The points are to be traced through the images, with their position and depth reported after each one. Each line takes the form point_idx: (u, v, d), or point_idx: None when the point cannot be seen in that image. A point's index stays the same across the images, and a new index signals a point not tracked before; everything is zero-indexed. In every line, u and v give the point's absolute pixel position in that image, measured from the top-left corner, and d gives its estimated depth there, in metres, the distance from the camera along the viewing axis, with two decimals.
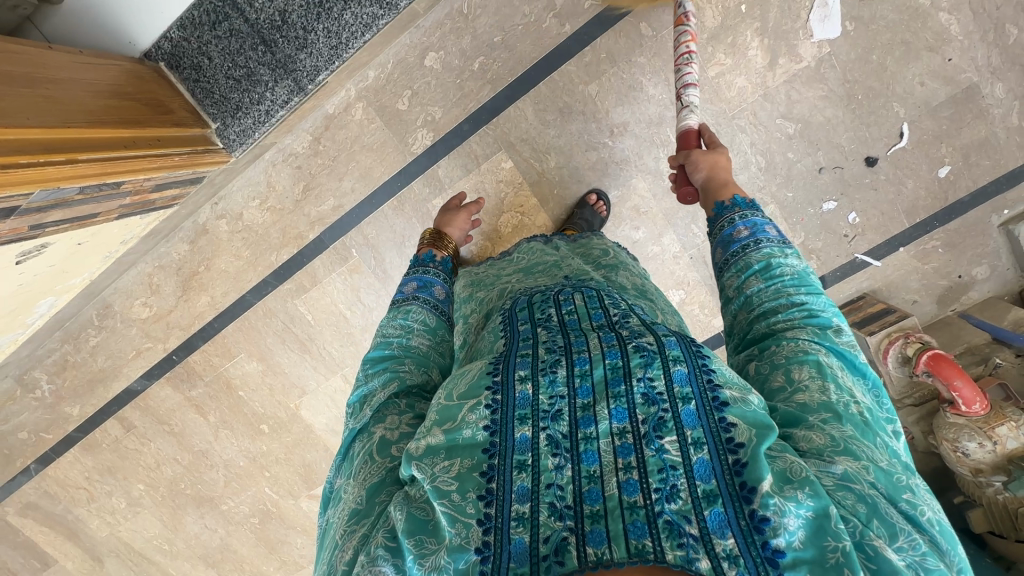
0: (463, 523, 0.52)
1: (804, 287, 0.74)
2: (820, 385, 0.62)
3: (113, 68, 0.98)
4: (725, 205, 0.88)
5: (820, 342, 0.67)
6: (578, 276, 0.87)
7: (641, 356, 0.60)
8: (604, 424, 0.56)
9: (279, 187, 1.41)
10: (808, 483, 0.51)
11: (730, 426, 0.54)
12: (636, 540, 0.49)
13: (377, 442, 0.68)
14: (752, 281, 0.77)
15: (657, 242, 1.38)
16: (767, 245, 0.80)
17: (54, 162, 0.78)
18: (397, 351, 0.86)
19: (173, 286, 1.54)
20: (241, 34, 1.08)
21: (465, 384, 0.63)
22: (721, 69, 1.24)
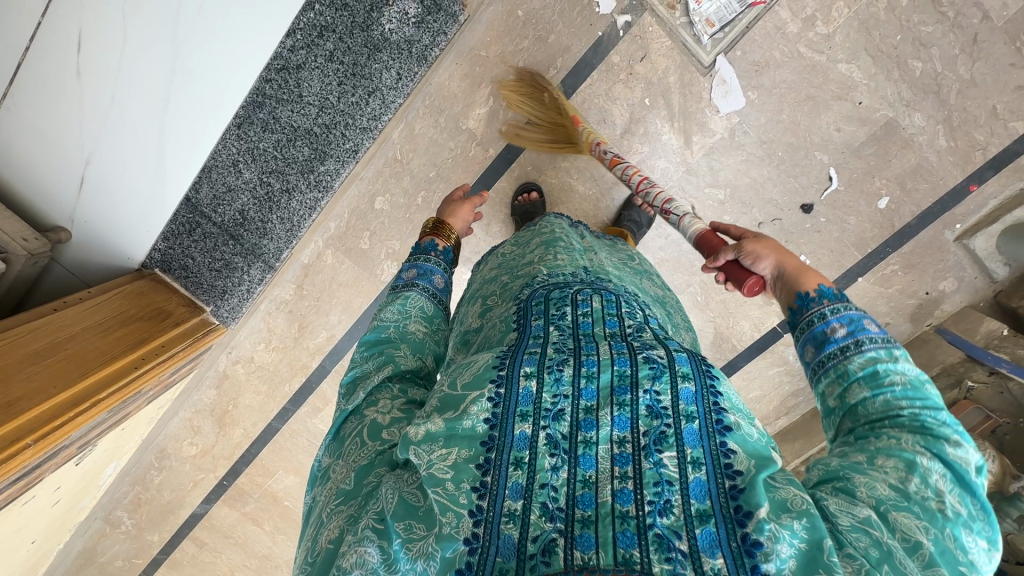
0: (455, 513, 0.50)
1: (917, 399, 0.55)
2: (895, 476, 0.50)
3: (118, 295, 1.18)
4: (807, 296, 0.67)
5: (926, 446, 0.51)
6: (597, 279, 0.82)
7: (651, 366, 0.57)
8: (605, 430, 0.53)
9: (278, 329, 1.59)
10: (807, 513, 0.47)
11: (731, 453, 0.51)
12: (624, 549, 0.47)
13: (369, 428, 0.62)
14: (855, 390, 0.58)
15: None
16: (872, 348, 0.59)
17: (82, 411, 0.97)
18: (394, 336, 0.75)
19: (211, 424, 1.76)
20: (212, 235, 1.27)
21: (470, 373, 0.60)
22: (640, 157, 1.32)
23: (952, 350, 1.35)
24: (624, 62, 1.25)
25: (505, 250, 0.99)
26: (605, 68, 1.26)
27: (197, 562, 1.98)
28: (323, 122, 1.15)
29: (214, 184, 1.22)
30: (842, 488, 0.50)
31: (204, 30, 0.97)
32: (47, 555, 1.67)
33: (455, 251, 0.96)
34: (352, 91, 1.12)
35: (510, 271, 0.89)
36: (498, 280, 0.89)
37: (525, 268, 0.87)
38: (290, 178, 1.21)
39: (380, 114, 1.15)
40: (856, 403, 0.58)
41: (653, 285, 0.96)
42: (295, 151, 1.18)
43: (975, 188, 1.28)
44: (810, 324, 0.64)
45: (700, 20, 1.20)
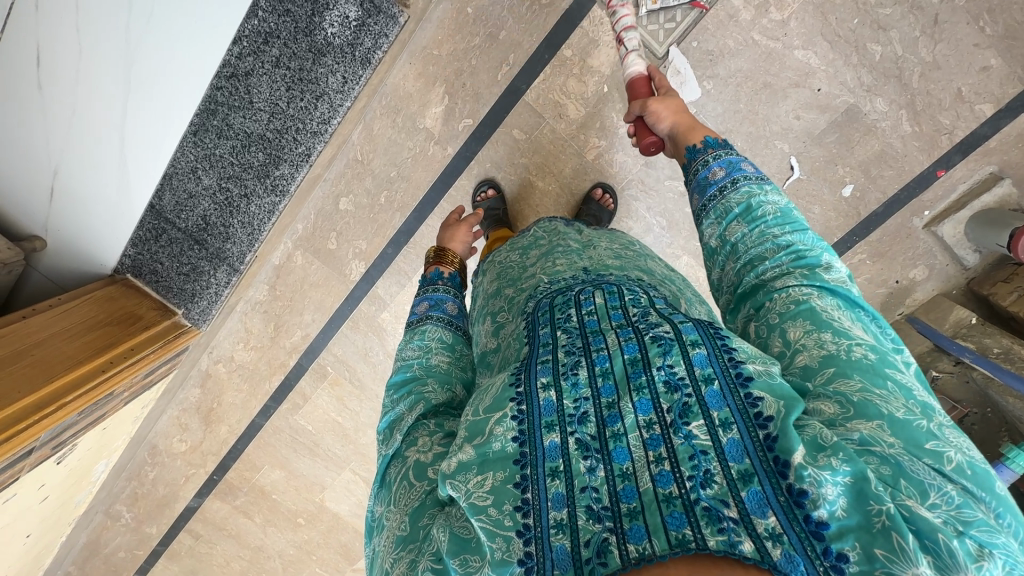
0: (503, 537, 0.46)
1: (786, 225, 0.67)
2: (818, 340, 0.55)
3: (87, 301, 1.23)
4: (696, 148, 0.80)
5: (811, 280, 0.61)
6: (599, 273, 0.76)
7: (660, 344, 0.53)
8: (630, 418, 0.49)
9: (255, 329, 1.63)
10: (841, 447, 0.44)
11: (757, 401, 0.48)
12: (676, 531, 0.43)
13: (412, 468, 0.57)
14: (735, 226, 0.70)
15: None
16: (745, 184, 0.72)
17: (48, 413, 1.02)
18: (420, 372, 0.70)
19: (198, 422, 1.81)
20: (178, 240, 1.31)
21: (490, 397, 0.54)
22: (598, 151, 1.32)
23: (920, 340, 1.32)
24: (576, 56, 1.25)
25: (499, 258, 0.95)
26: (559, 62, 1.25)
27: (193, 553, 2.05)
28: (275, 127, 1.18)
29: (176, 191, 1.25)
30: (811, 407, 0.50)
31: (153, 20, 0.96)
32: (49, 547, 1.75)
33: (460, 275, 0.97)
34: (298, 97, 1.15)
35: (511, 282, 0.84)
36: (504, 292, 0.83)
37: (528, 275, 0.82)
38: (248, 182, 1.25)
39: (329, 117, 1.18)
40: (738, 239, 0.69)
41: (659, 263, 0.89)
42: (250, 156, 1.21)
43: (943, 173, 1.24)
44: (700, 166, 0.77)
45: (648, 12, 1.20)
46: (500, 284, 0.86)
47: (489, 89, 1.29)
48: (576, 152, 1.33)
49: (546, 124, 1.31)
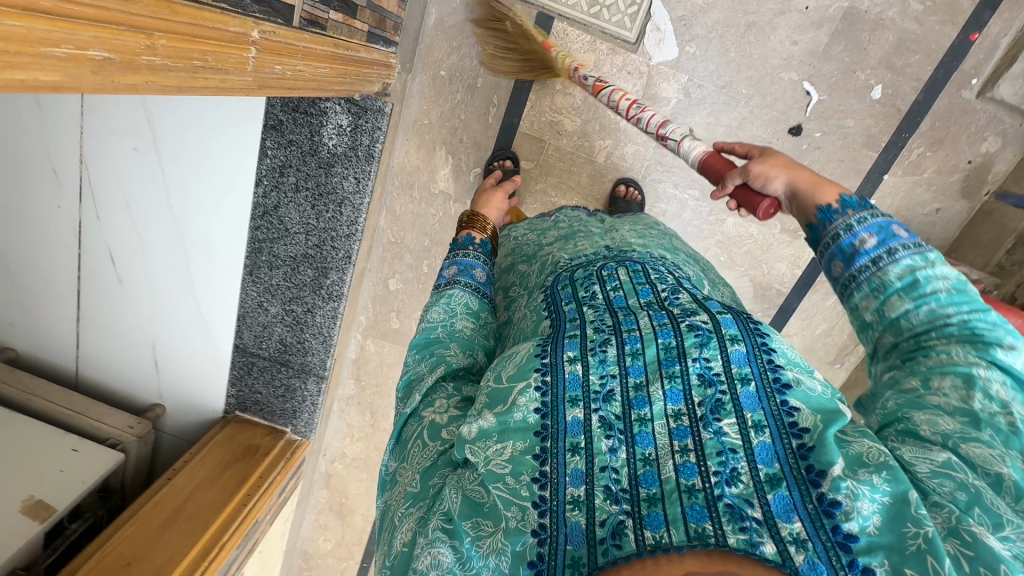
0: (519, 506, 0.49)
1: (965, 305, 0.56)
2: (957, 398, 0.50)
3: (214, 446, 1.36)
4: (831, 208, 0.65)
5: (980, 355, 0.52)
6: (622, 249, 0.82)
7: (696, 334, 0.57)
8: (659, 405, 0.52)
9: (355, 422, 1.74)
10: (886, 466, 0.45)
11: (794, 411, 0.50)
12: (696, 523, 0.45)
13: (428, 428, 0.60)
14: (895, 302, 0.58)
15: None
16: (906, 255, 0.59)
17: (212, 557, 1.15)
18: (443, 335, 0.72)
19: (335, 519, 1.93)
20: (265, 366, 1.42)
21: (512, 365, 0.57)
22: (607, 151, 1.32)
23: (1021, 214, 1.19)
24: (554, 74, 1.26)
25: (514, 231, 1.04)
26: (540, 86, 1.28)
27: None
28: (314, 243, 1.28)
29: (251, 327, 1.36)
30: (906, 432, 0.50)
31: (190, 196, 1.16)
32: None
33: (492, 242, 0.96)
34: (330, 203, 1.23)
35: (536, 253, 0.92)
36: (520, 266, 0.91)
37: (540, 253, 0.89)
38: (308, 298, 1.35)
39: (356, 218, 1.25)
40: (897, 317, 0.58)
41: (680, 243, 0.95)
42: (300, 275, 1.31)
43: (976, 36, 1.14)
44: (837, 238, 0.63)
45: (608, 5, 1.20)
46: (514, 260, 0.95)
47: (485, 135, 1.33)
48: (587, 159, 1.33)
49: (549, 145, 1.33)
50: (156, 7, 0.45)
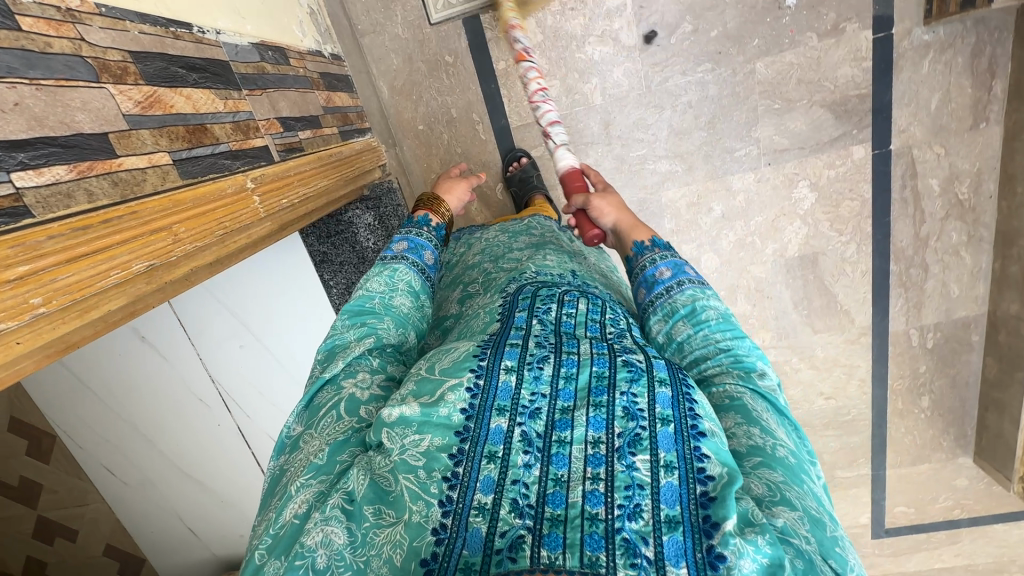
0: (425, 502, 0.45)
1: (729, 331, 0.61)
2: (744, 435, 0.50)
3: None
4: (643, 244, 0.72)
5: (745, 385, 0.55)
6: (585, 281, 0.78)
7: (629, 369, 0.52)
8: (580, 429, 0.48)
9: None
10: (768, 527, 0.41)
11: (705, 457, 0.45)
12: (591, 552, 0.41)
13: (347, 402, 0.58)
14: (680, 326, 0.62)
15: (736, 193, 1.32)
16: (690, 285, 0.65)
17: None
18: (379, 308, 0.71)
19: None
20: None
21: (450, 359, 0.56)
22: (600, 89, 1.25)
23: None
24: (510, 59, 1.24)
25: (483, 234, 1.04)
26: (505, 77, 1.25)
27: None
28: None
29: None
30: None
31: (296, 356, 1.35)
32: None
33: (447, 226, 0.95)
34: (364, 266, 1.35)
35: (486, 262, 0.90)
36: (482, 266, 0.89)
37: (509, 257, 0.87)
38: None
39: None
40: (682, 338, 0.62)
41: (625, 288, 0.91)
42: None
43: None
44: (645, 267, 0.69)
45: None
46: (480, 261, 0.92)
47: (487, 152, 1.32)
48: (587, 109, 1.27)
49: None
50: (163, 204, 0.50)
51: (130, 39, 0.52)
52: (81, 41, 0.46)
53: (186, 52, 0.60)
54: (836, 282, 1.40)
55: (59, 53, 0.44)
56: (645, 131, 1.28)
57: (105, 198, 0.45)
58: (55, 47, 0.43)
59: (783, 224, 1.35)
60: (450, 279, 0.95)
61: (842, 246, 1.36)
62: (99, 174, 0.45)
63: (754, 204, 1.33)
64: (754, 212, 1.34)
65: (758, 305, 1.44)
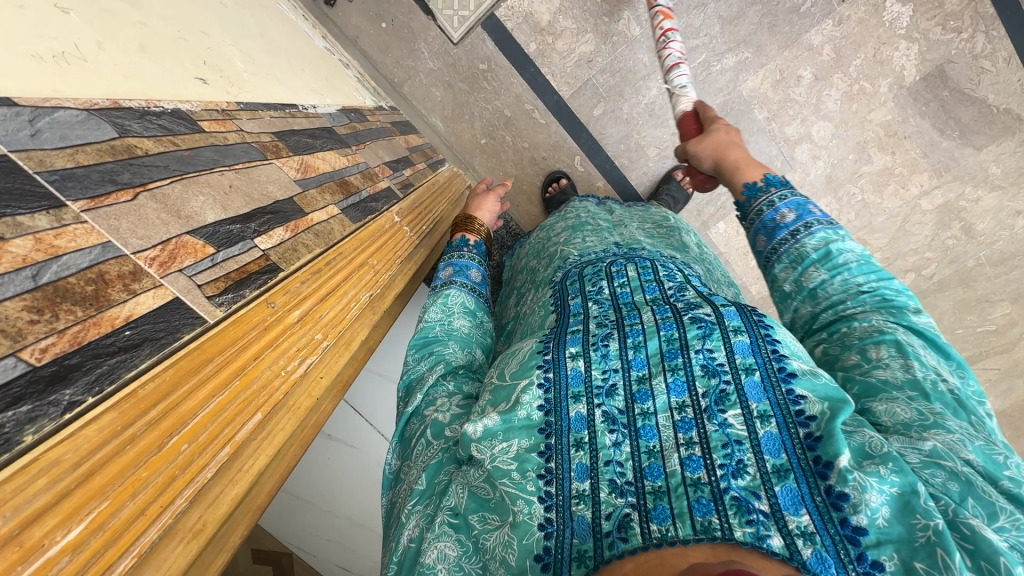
0: (525, 501, 0.44)
1: (873, 274, 0.55)
2: (899, 367, 0.48)
3: None
4: (755, 184, 0.64)
5: (898, 322, 0.52)
6: (631, 247, 0.80)
7: (699, 327, 0.52)
8: (662, 397, 0.48)
9: None
10: (891, 456, 0.40)
11: (800, 399, 0.45)
12: (702, 517, 0.41)
13: (431, 426, 0.56)
14: (812, 272, 0.56)
15: (821, 49, 1.23)
16: (821, 228, 0.58)
17: None
18: (441, 333, 0.67)
19: None
20: None
21: (517, 362, 0.54)
22: (634, 19, 1.21)
23: None
24: (538, 37, 1.25)
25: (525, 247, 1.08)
26: (540, 55, 1.26)
27: None
28: None
29: None
30: (870, 420, 0.46)
31: None
32: None
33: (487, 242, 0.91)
34: None
35: (536, 258, 0.96)
36: (530, 264, 0.95)
37: (550, 246, 0.93)
38: None
39: None
40: (815, 286, 0.56)
41: (686, 238, 0.96)
42: None
43: None
44: (767, 207, 0.61)
45: None
46: (528, 261, 0.99)
47: (552, 133, 1.32)
48: (629, 43, 1.24)
49: (595, 77, 1.27)
50: (354, 244, 0.54)
51: (267, 124, 0.57)
52: (242, 131, 0.51)
53: (305, 126, 0.66)
54: (978, 84, 1.23)
55: (236, 143, 0.48)
56: (698, 36, 1.23)
57: (317, 248, 0.48)
58: (231, 140, 0.48)
59: (884, 55, 1.23)
60: (508, 290, 1.02)
61: (968, 43, 1.20)
62: (305, 229, 0.48)
63: (842, 48, 1.22)
64: (848, 55, 1.23)
65: (897, 150, 1.30)
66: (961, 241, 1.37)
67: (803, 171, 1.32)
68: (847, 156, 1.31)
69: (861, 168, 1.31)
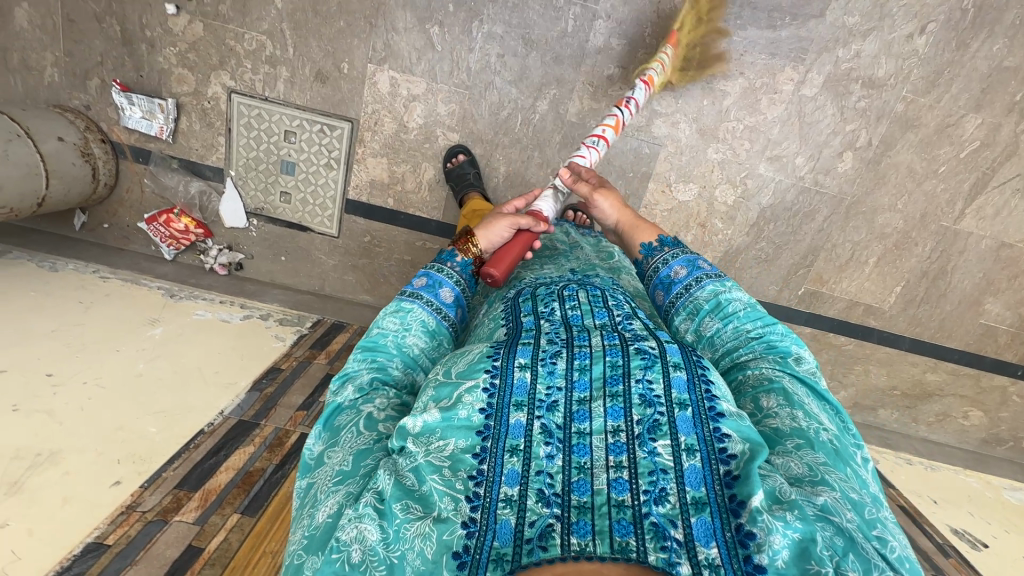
0: (451, 497, 0.47)
1: (759, 321, 0.66)
2: (787, 416, 0.54)
3: None
4: (652, 246, 0.78)
5: (782, 371, 0.59)
6: (585, 275, 0.85)
7: (642, 358, 0.55)
8: (598, 420, 0.51)
9: None
10: (795, 504, 0.45)
11: (724, 437, 0.49)
12: (620, 538, 0.45)
13: (365, 420, 0.56)
14: (708, 323, 0.68)
15: (612, 43, 1.24)
16: (706, 279, 0.71)
17: None
18: (393, 347, 0.64)
19: (933, 399, 1.54)
20: None
21: (462, 362, 0.56)
22: (448, 130, 1.33)
23: None
24: (390, 192, 1.40)
25: None
26: (401, 202, 1.41)
27: None
28: None
29: None
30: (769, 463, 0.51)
31: None
32: None
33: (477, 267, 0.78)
34: None
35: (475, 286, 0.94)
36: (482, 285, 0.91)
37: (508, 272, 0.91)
38: None
39: None
40: (710, 334, 0.68)
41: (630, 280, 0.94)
42: None
43: None
44: (657, 269, 0.76)
45: (328, 150, 1.36)
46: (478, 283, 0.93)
47: None
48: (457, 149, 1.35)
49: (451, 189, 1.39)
50: (248, 543, 0.77)
51: (171, 481, 0.81)
52: (141, 513, 0.75)
53: (207, 445, 0.88)
54: None
55: (137, 532, 0.73)
56: (503, 106, 1.30)
57: None
58: (133, 532, 0.73)
59: (670, 6, 1.21)
60: None
61: None
62: (202, 566, 0.73)
63: (628, 31, 1.23)
64: (637, 32, 1.23)
65: (744, 68, 1.24)
66: (876, 96, 1.25)
67: (674, 141, 1.31)
68: (702, 103, 1.28)
69: (722, 104, 1.27)
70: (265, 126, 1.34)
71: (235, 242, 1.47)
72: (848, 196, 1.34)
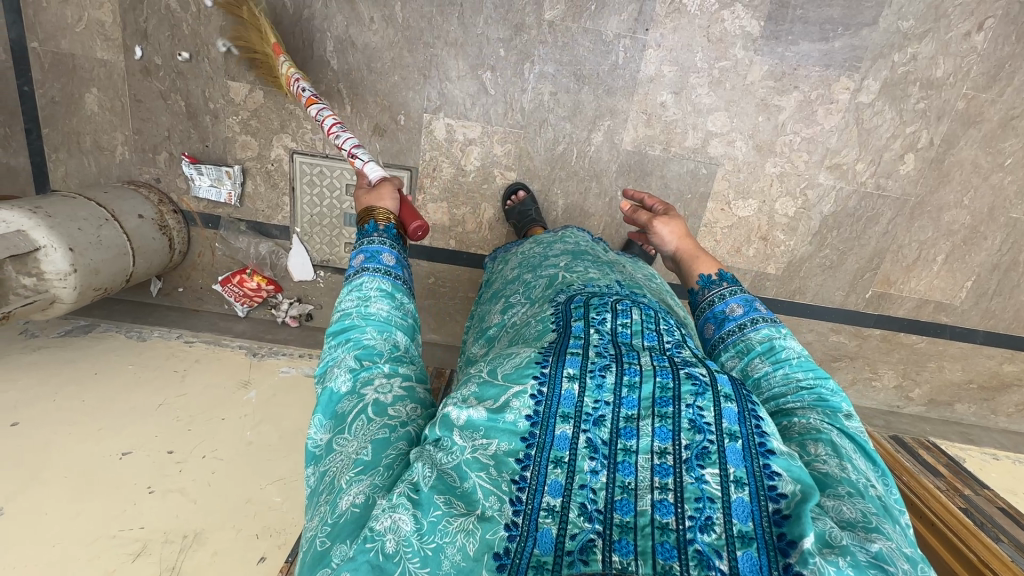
0: (496, 498, 0.43)
1: (811, 372, 0.61)
2: (836, 465, 0.49)
3: None
4: (709, 279, 0.78)
5: (832, 424, 0.54)
6: (633, 291, 0.75)
7: (694, 383, 0.50)
8: (646, 440, 0.47)
9: (851, 372, 1.53)
10: (846, 550, 0.40)
11: (773, 474, 0.44)
12: (664, 561, 0.41)
13: (373, 405, 0.53)
14: (757, 364, 0.64)
15: (663, 71, 1.25)
16: (763, 325, 0.68)
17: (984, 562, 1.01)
18: (358, 318, 0.62)
19: (1011, 388, 1.52)
20: None
21: (512, 364, 0.53)
22: (505, 169, 1.35)
23: None
24: (452, 233, 1.43)
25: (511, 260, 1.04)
26: (463, 242, 1.44)
27: None
28: None
29: None
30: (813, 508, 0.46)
31: None
32: None
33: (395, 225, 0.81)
34: None
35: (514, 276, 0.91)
36: (522, 277, 0.88)
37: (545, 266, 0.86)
38: None
39: None
40: (759, 376, 0.63)
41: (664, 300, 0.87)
42: None
43: None
44: (713, 303, 0.74)
45: None
46: (519, 272, 0.91)
47: None
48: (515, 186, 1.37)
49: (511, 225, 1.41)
50: None
51: None
52: None
53: None
54: None
55: None
56: (559, 141, 1.32)
57: None
58: None
59: (719, 30, 1.22)
60: (490, 293, 0.95)
61: None
62: None
63: (679, 58, 1.24)
64: (688, 58, 1.24)
65: (799, 82, 1.24)
66: (936, 96, 1.24)
67: (731, 159, 1.32)
68: (757, 120, 1.28)
69: (778, 119, 1.27)
70: (327, 182, 1.38)
71: (304, 294, 1.52)
72: (912, 197, 1.33)
